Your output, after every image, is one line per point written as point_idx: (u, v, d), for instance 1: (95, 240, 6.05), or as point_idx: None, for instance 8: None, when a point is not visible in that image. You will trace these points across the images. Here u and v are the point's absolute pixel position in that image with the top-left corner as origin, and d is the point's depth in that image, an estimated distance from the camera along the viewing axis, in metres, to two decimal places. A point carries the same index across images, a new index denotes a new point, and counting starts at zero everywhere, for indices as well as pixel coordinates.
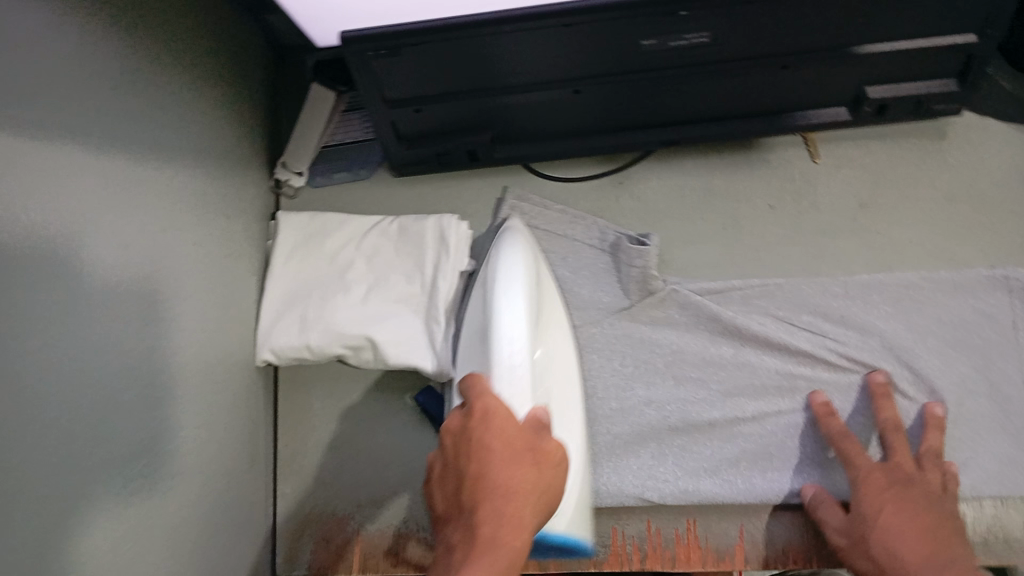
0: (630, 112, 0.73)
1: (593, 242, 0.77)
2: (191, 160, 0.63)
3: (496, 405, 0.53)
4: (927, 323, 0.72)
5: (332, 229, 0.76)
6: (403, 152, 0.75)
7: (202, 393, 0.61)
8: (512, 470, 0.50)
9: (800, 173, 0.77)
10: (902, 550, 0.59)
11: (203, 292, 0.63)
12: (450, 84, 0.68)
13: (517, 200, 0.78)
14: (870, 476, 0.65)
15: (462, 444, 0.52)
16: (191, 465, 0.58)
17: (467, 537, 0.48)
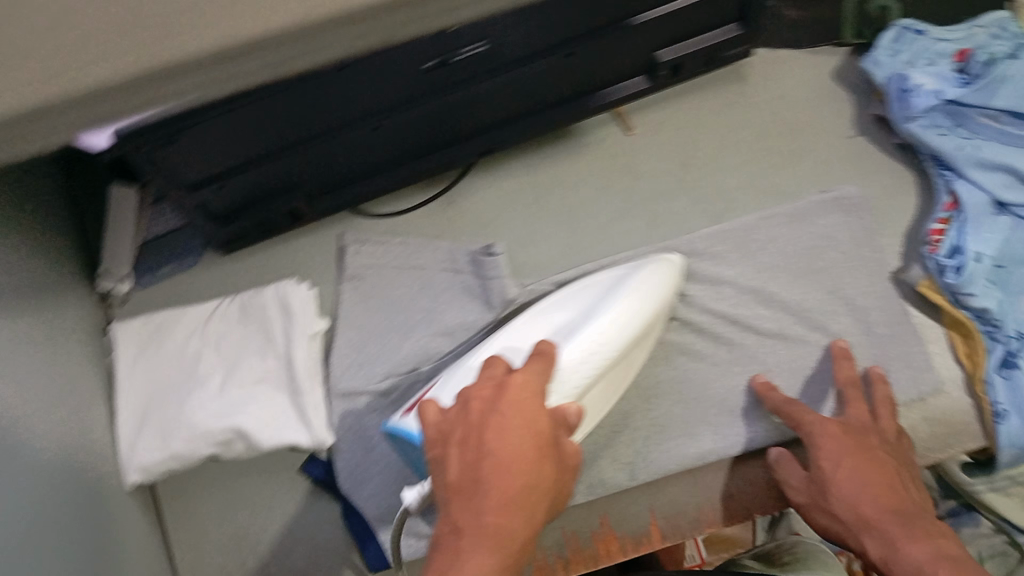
0: (437, 131, 0.70)
1: (444, 267, 0.74)
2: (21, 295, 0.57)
3: (529, 383, 0.51)
4: (773, 263, 0.73)
5: (168, 328, 0.72)
6: (220, 231, 0.71)
7: (95, 539, 0.57)
8: (535, 461, 0.47)
9: (619, 148, 0.76)
10: (863, 508, 0.57)
11: (64, 433, 0.58)
12: (242, 156, 0.63)
13: (357, 244, 0.75)
14: (830, 428, 0.62)
15: (481, 418, 0.49)
16: None
17: (471, 516, 0.45)
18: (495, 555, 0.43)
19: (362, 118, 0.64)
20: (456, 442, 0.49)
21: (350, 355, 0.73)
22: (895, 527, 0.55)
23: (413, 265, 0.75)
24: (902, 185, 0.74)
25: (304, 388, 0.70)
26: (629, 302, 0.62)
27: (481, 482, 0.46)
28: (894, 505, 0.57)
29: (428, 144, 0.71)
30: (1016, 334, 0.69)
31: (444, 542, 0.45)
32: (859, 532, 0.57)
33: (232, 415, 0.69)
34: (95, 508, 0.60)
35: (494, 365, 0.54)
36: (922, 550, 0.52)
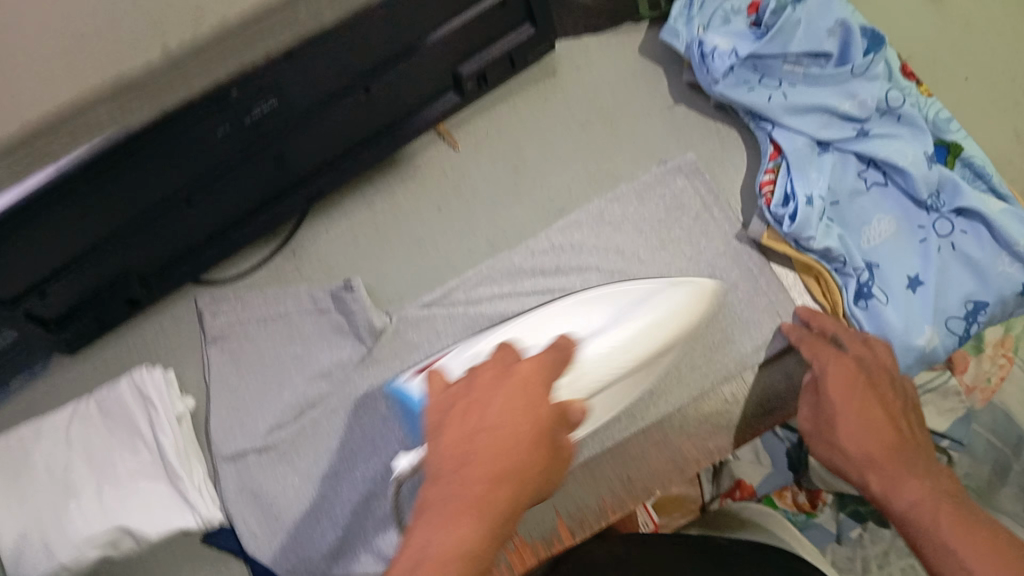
0: (259, 190, 0.69)
1: (308, 310, 0.74)
2: None
3: (531, 370, 0.49)
4: (627, 244, 0.73)
5: (32, 442, 0.70)
6: (58, 335, 0.69)
7: None
8: (528, 440, 0.45)
9: (449, 165, 0.75)
10: (869, 447, 0.58)
11: None
12: (54, 262, 0.61)
13: (214, 305, 0.74)
14: (838, 368, 0.63)
15: (471, 401, 0.47)
16: None
17: (455, 484, 0.43)
18: (468, 523, 0.41)
19: (173, 198, 0.62)
20: (455, 410, 0.47)
21: (231, 419, 0.72)
22: (898, 467, 0.56)
23: (279, 317, 0.74)
24: (728, 143, 0.76)
25: (182, 473, 0.69)
26: (676, 314, 0.61)
27: (474, 453, 0.44)
28: (896, 448, 0.58)
29: (251, 205, 0.70)
30: (862, 264, 0.70)
31: (426, 500, 0.44)
32: (863, 470, 0.58)
33: (114, 514, 0.68)
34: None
35: (503, 354, 0.52)
36: (913, 490, 0.54)
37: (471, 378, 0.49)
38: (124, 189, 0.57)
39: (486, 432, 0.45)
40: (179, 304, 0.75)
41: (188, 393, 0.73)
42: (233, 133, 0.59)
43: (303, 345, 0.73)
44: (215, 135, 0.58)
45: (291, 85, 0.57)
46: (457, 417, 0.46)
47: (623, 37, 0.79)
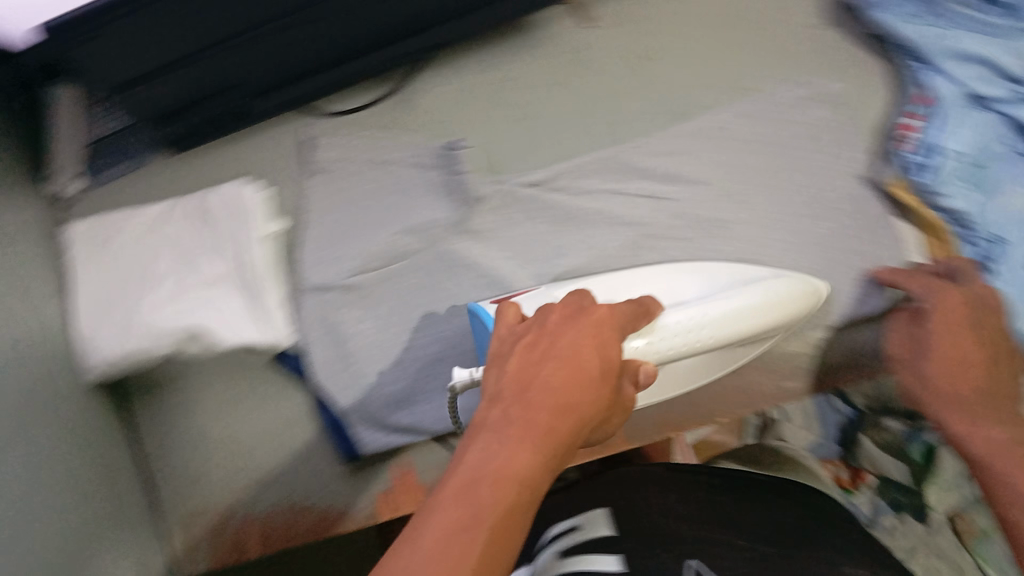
0: (381, 24, 0.66)
1: (412, 161, 0.72)
2: None
3: (605, 318, 0.49)
4: (746, 163, 0.69)
5: (123, 229, 0.72)
6: (166, 131, 0.70)
7: (29, 440, 0.57)
8: (597, 379, 0.44)
9: (578, 45, 0.73)
10: (963, 393, 0.59)
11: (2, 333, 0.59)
12: (164, 51, 0.61)
13: (326, 139, 0.73)
14: (946, 304, 0.62)
15: (540, 337, 0.46)
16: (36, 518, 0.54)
17: (522, 409, 0.42)
18: (529, 450, 0.40)
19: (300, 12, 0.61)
20: (525, 344, 0.46)
21: (316, 251, 0.72)
22: (984, 410, 0.57)
23: (381, 159, 0.72)
24: (872, 78, 0.71)
25: (258, 290, 0.70)
26: (761, 305, 0.59)
27: (546, 380, 0.43)
28: (989, 390, 0.58)
29: (375, 42, 0.68)
30: (986, 236, 0.65)
31: (482, 423, 0.42)
32: (939, 405, 0.61)
33: (189, 314, 0.70)
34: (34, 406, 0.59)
35: (586, 295, 0.51)
36: (1001, 432, 0.55)
37: (549, 314, 0.48)
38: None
39: (557, 367, 0.44)
40: (287, 129, 0.75)
41: (277, 215, 0.73)
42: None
43: (397, 194, 0.72)
44: None
45: None
46: (525, 351, 0.46)
47: None
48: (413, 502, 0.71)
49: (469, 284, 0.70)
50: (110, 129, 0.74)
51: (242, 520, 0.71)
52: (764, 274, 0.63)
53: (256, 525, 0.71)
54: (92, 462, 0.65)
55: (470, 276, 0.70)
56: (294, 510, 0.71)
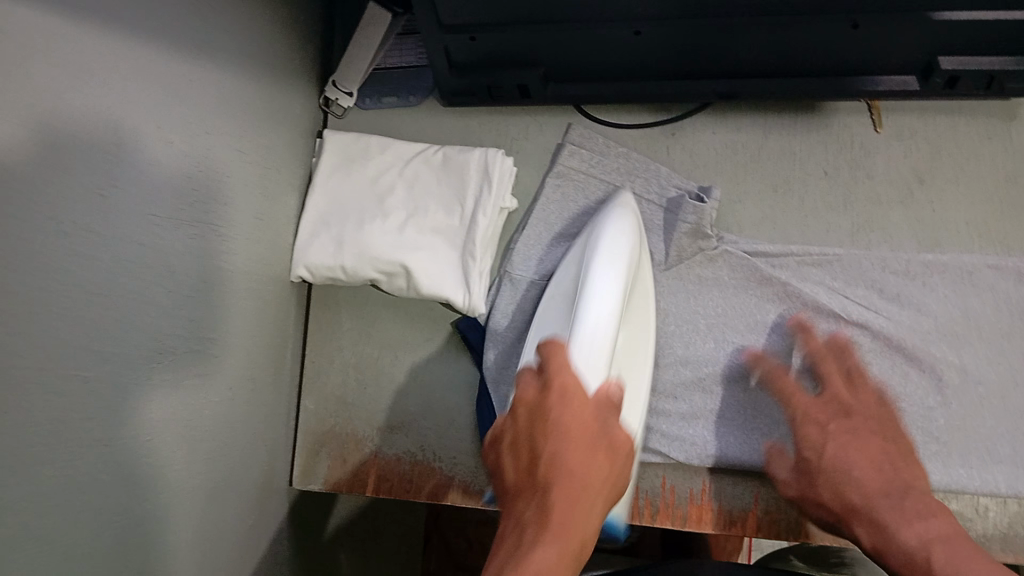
0: (693, 60, 0.69)
1: (652, 197, 0.72)
2: (224, 65, 0.61)
3: (573, 385, 0.50)
4: (980, 315, 0.67)
5: (375, 153, 0.76)
6: (454, 81, 0.73)
7: (217, 304, 0.61)
8: (592, 456, 0.47)
9: (858, 141, 0.72)
10: (862, 493, 0.56)
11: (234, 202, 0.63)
12: (502, 13, 0.64)
13: (577, 146, 0.75)
14: (807, 412, 0.62)
15: (534, 419, 0.49)
16: (195, 372, 0.58)
17: (535, 515, 0.45)
18: (562, 553, 0.43)
19: (627, 23, 0.64)
20: (510, 444, 0.50)
21: (532, 246, 0.73)
22: (883, 508, 0.54)
23: (622, 182, 0.73)
24: None
25: (476, 254, 0.71)
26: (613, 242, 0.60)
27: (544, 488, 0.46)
28: (886, 486, 0.55)
29: (672, 70, 0.70)
30: None
31: (502, 531, 0.47)
32: (850, 522, 0.56)
33: (403, 252, 0.71)
34: (238, 279, 0.64)
35: (524, 379, 0.52)
36: (915, 531, 0.51)
37: (519, 401, 0.51)
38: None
39: (542, 473, 0.46)
40: (550, 118, 0.77)
41: (513, 195, 0.75)
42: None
43: None
44: None
45: None
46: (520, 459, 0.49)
47: None
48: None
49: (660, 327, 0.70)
50: (401, 63, 0.79)
51: (370, 456, 0.73)
52: (641, 238, 0.66)
53: (379, 466, 0.73)
54: (262, 349, 0.68)
55: (664, 322, 0.69)
56: (418, 469, 0.72)
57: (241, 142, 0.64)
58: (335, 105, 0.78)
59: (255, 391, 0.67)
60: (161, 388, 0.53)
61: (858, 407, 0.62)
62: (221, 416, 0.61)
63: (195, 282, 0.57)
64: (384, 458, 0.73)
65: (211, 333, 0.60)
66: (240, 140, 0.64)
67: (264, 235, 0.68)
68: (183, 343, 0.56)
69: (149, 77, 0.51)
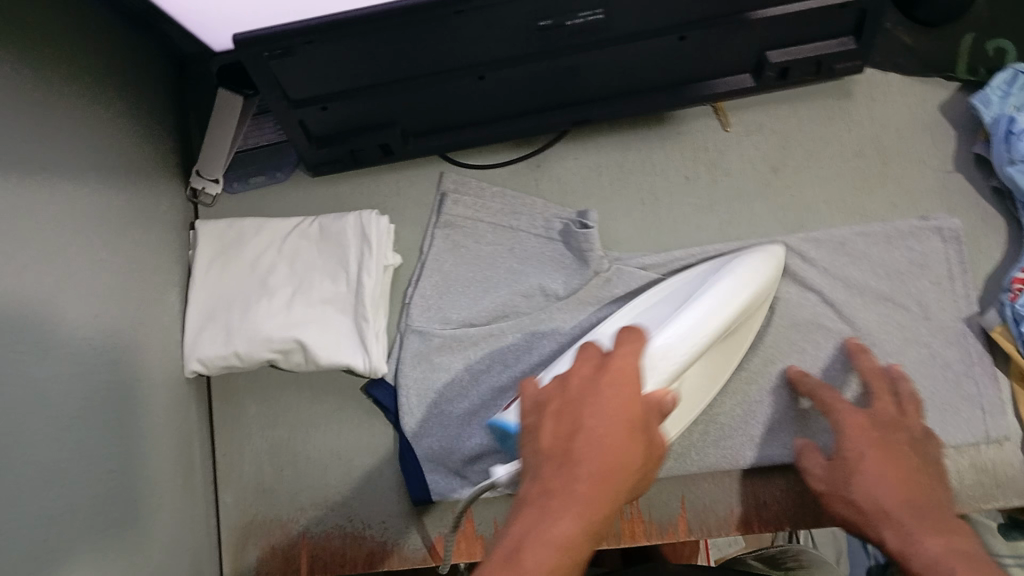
0: (542, 95, 0.71)
1: (539, 232, 0.74)
2: (83, 176, 0.61)
3: (628, 363, 0.48)
4: (859, 286, 0.70)
5: (249, 237, 0.75)
6: (316, 153, 0.74)
7: (116, 415, 0.59)
8: (634, 440, 0.45)
9: (711, 142, 0.75)
10: (892, 503, 0.56)
11: (116, 310, 0.62)
12: (350, 81, 0.66)
13: (458, 194, 0.76)
14: (854, 418, 0.62)
15: (564, 401, 0.47)
16: (102, 489, 0.56)
17: (563, 480, 0.43)
18: (577, 525, 0.41)
19: (469, 68, 0.66)
20: (551, 410, 0.47)
21: (429, 297, 0.74)
22: (913, 521, 0.54)
23: (507, 222, 0.75)
24: (990, 226, 0.71)
25: (368, 316, 0.71)
26: (732, 287, 0.61)
27: (564, 470, 0.43)
28: (915, 497, 0.56)
29: (525, 104, 0.72)
30: None
31: (523, 495, 0.44)
32: (877, 524, 0.56)
33: (296, 328, 0.70)
34: (131, 386, 0.63)
35: (587, 349, 0.50)
36: (938, 542, 0.52)
37: (583, 367, 0.48)
38: (427, 40, 0.61)
39: (574, 445, 0.44)
40: (420, 170, 0.78)
41: (397, 251, 0.76)
42: (547, 28, 0.62)
43: (520, 261, 0.74)
44: (533, 23, 0.61)
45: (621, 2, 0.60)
46: (552, 408, 0.47)
47: (925, 89, 0.76)
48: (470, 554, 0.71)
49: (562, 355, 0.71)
50: (263, 142, 0.79)
51: (299, 537, 0.72)
52: (768, 293, 0.67)
53: (309, 546, 0.72)
54: (171, 451, 0.67)
55: None
56: (350, 541, 0.71)
57: (114, 249, 0.63)
58: (202, 194, 0.77)
59: (172, 497, 0.66)
60: (67, 514, 0.52)
61: (881, 411, 0.62)
62: (140, 529, 0.60)
63: (86, 400, 0.56)
64: (314, 536, 0.71)
65: (115, 447, 0.59)
66: (113, 249, 0.63)
67: (152, 339, 0.67)
68: (85, 464, 0.55)
69: (8, 202, 0.51)
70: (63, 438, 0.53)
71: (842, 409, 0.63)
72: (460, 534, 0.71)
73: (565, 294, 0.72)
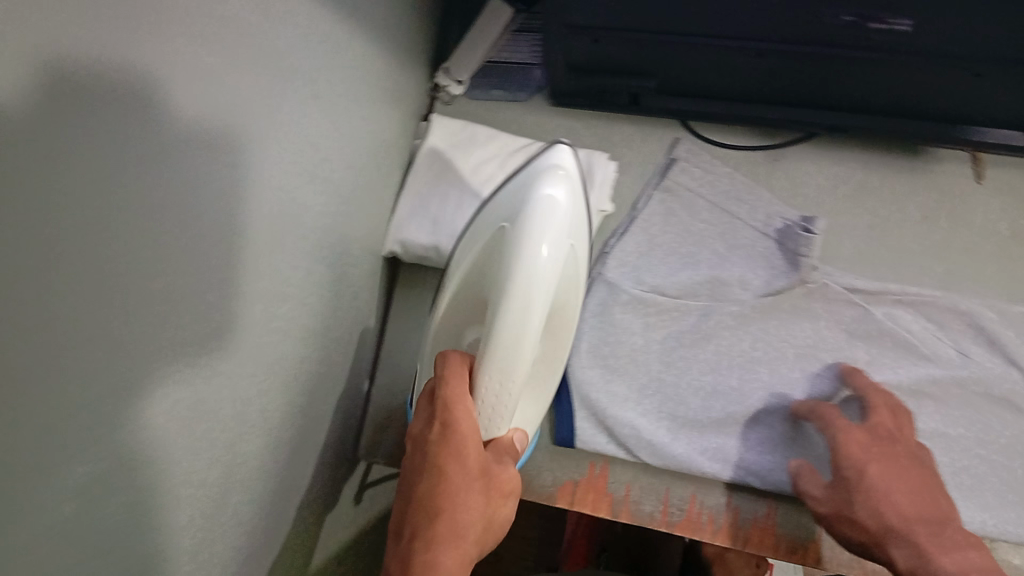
0: (808, 90, 0.69)
1: (757, 225, 0.73)
2: (356, 34, 0.63)
3: (469, 414, 0.50)
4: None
5: (479, 142, 0.77)
6: (566, 81, 0.75)
7: (321, 263, 0.62)
8: (463, 518, 0.49)
9: (959, 190, 0.73)
10: (914, 518, 0.55)
11: (346, 167, 0.65)
12: (629, 23, 0.65)
13: (689, 162, 0.76)
14: (853, 435, 0.61)
15: (425, 462, 0.51)
16: (294, 327, 0.58)
17: (431, 551, 0.47)
18: None
19: (749, 45, 0.65)
20: (416, 483, 0.51)
21: (630, 255, 0.74)
22: (926, 536, 0.53)
23: (727, 205, 0.74)
24: None
25: None
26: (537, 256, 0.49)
27: (424, 557, 0.47)
28: (929, 516, 0.55)
29: (786, 94, 0.71)
30: None
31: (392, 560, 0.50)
32: (886, 543, 0.55)
33: None
34: (338, 243, 0.65)
35: (421, 400, 0.54)
36: (953, 559, 0.51)
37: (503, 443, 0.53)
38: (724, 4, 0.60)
39: (415, 508, 0.50)
40: (656, 130, 0.78)
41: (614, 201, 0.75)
42: (848, 25, 0.60)
43: (727, 247, 0.73)
44: (834, 17, 0.59)
45: (935, 20, 0.57)
46: (415, 453, 0.52)
47: None
48: (594, 508, 0.68)
49: (746, 351, 0.70)
50: (512, 58, 0.80)
51: None
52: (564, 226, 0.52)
53: None
54: (351, 318, 0.70)
55: (753, 347, 0.70)
56: None
57: (357, 111, 0.66)
58: (443, 91, 0.79)
59: (340, 359, 0.68)
60: (272, 337, 0.55)
61: (869, 424, 0.62)
62: (312, 375, 0.62)
63: (307, 241, 0.59)
64: None
65: (313, 293, 0.61)
66: (355, 111, 0.65)
67: (364, 209, 0.70)
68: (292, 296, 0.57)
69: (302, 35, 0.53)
70: (285, 268, 0.56)
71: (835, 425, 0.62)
72: (589, 483, 0.69)
73: (765, 292, 0.71)
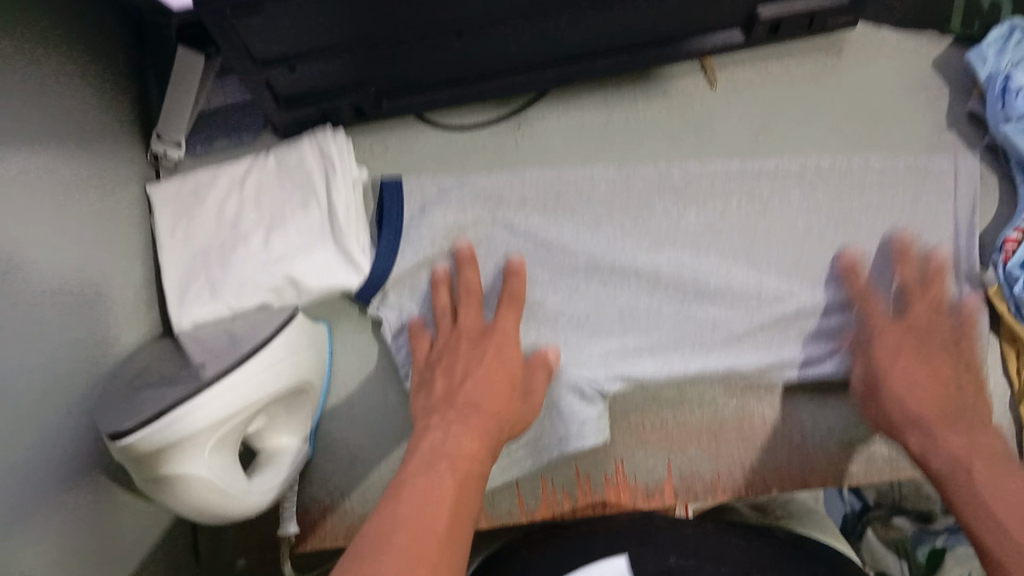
0: (523, 52, 0.67)
1: None
2: (32, 150, 0.57)
3: (507, 336, 0.68)
4: (849, 253, 0.70)
5: (205, 186, 0.70)
6: (283, 115, 0.70)
7: (63, 403, 0.57)
8: (510, 389, 0.65)
9: (699, 101, 0.73)
10: (920, 411, 0.63)
11: (70, 291, 0.59)
12: (324, 40, 0.61)
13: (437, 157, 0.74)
14: (890, 328, 0.68)
15: (450, 360, 0.67)
16: (46, 493, 0.53)
17: (451, 418, 0.62)
18: (476, 461, 0.58)
19: (451, 26, 0.62)
20: (442, 372, 0.66)
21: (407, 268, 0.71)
22: (940, 425, 0.61)
23: None
24: (982, 187, 0.72)
25: (348, 233, 0.67)
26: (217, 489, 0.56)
27: (464, 404, 0.63)
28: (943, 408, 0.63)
29: (506, 62, 0.68)
30: None
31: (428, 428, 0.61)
32: (907, 429, 0.63)
33: (282, 262, 0.67)
34: (85, 371, 0.60)
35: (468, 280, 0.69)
36: (959, 442, 0.59)
37: (417, 351, 0.69)
38: None
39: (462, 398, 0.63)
40: (393, 129, 0.75)
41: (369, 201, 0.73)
42: None
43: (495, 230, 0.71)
44: None
45: None
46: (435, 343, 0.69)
47: (917, 44, 0.75)
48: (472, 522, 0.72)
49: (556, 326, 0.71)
50: (225, 103, 0.76)
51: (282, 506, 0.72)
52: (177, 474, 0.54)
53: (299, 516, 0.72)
54: None
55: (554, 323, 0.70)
56: (329, 515, 0.72)
57: (68, 225, 0.60)
58: (164, 159, 0.74)
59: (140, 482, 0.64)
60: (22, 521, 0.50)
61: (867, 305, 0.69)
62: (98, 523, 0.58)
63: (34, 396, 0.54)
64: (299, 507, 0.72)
65: (69, 441, 0.57)
66: (65, 227, 0.60)
67: (110, 320, 0.64)
68: (38, 458, 0.53)
69: None
70: (14, 428, 0.51)
71: (862, 387, 0.68)
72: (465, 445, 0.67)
73: (549, 261, 0.70)
